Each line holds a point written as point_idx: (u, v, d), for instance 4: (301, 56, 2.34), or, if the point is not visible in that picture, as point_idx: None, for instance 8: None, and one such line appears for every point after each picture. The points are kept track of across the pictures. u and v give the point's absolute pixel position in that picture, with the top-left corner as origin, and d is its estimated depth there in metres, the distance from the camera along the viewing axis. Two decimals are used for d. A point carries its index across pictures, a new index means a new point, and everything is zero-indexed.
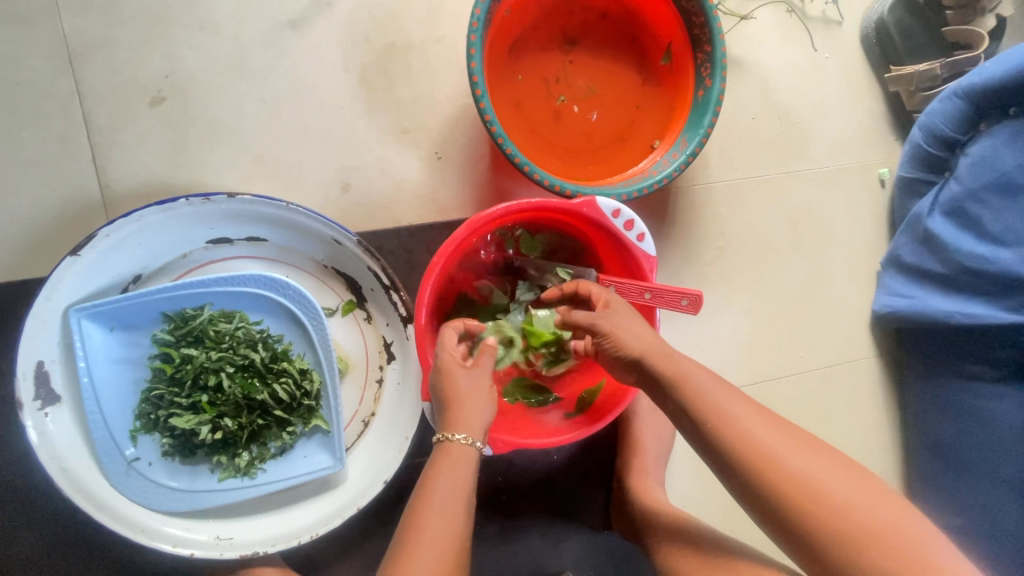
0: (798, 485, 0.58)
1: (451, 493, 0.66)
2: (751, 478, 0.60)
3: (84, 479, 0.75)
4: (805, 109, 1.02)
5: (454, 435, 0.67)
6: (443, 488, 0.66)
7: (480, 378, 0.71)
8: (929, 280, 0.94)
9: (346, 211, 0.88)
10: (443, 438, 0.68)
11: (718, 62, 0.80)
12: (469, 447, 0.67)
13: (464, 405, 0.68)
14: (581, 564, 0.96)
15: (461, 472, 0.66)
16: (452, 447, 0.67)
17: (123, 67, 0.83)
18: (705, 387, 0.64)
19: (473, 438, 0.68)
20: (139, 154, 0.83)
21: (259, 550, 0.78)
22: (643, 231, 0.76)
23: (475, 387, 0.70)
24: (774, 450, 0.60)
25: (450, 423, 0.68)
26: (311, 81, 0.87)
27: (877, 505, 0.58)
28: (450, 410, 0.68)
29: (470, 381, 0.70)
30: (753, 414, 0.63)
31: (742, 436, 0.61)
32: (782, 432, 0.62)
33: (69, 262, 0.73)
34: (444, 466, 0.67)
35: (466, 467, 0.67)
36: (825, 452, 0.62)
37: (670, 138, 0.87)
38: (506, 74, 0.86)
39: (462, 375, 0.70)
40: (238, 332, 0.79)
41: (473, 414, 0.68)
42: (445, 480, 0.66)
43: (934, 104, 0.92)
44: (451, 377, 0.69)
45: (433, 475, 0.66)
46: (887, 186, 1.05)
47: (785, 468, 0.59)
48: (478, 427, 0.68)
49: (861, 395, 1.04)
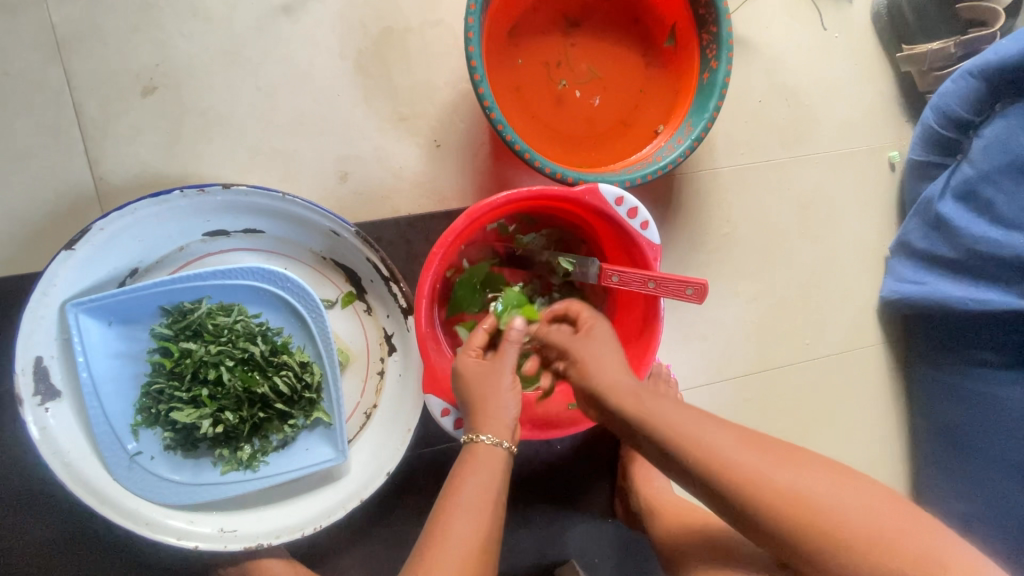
0: (793, 496, 0.58)
1: (478, 493, 0.64)
2: (742, 500, 0.59)
3: (87, 474, 0.74)
4: (814, 91, 0.99)
5: (480, 436, 0.67)
6: (470, 489, 0.64)
7: (502, 375, 0.70)
8: (939, 267, 0.92)
9: (345, 201, 0.86)
10: (470, 439, 0.68)
11: (724, 43, 0.78)
12: (495, 448, 0.67)
13: (483, 406, 0.68)
14: (584, 553, 0.96)
15: (487, 473, 0.66)
16: (478, 448, 0.67)
17: (113, 55, 0.81)
18: (664, 416, 0.64)
19: (498, 438, 0.67)
20: (133, 145, 0.82)
21: (264, 542, 0.78)
22: (647, 218, 0.74)
23: (498, 385, 0.70)
24: (755, 465, 0.59)
25: (475, 425, 0.68)
26: (305, 69, 0.85)
27: (866, 508, 0.57)
28: (474, 411, 0.68)
29: (494, 381, 0.70)
30: (724, 434, 0.62)
31: (723, 466, 0.60)
32: (759, 447, 0.61)
33: (65, 255, 0.72)
34: (471, 466, 0.66)
35: (493, 467, 0.66)
36: (807, 460, 0.61)
37: (674, 123, 0.85)
38: (506, 59, 0.84)
39: (483, 375, 0.70)
40: (237, 325, 0.78)
41: (498, 414, 0.68)
42: (473, 481, 0.65)
43: (947, 83, 0.89)
44: (473, 377, 0.70)
45: (459, 478, 0.65)
46: (898, 169, 1.03)
47: (776, 486, 0.58)
48: (504, 428, 0.68)
49: (869, 383, 1.03)
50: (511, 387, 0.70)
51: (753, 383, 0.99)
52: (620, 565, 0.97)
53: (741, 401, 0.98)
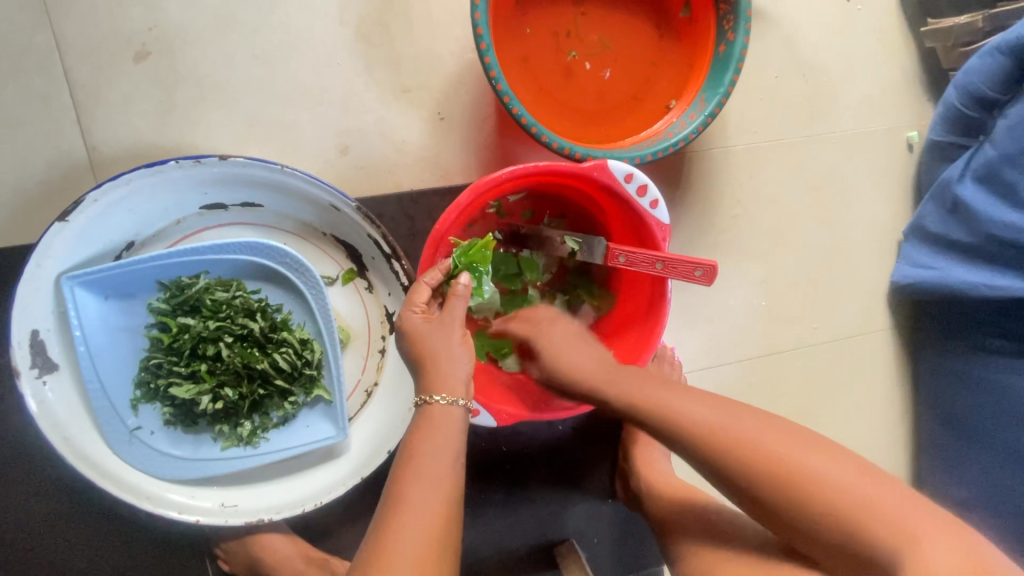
0: (801, 486, 0.57)
1: (438, 461, 0.62)
2: (757, 486, 0.59)
3: (86, 447, 0.74)
4: (832, 67, 0.95)
5: (433, 397, 0.65)
6: (428, 456, 0.62)
7: (453, 331, 0.67)
8: (952, 251, 0.91)
9: (345, 175, 0.84)
10: (423, 401, 0.66)
11: (742, 14, 0.76)
12: (450, 407, 0.65)
13: (437, 364, 0.66)
14: (583, 532, 0.97)
15: (444, 438, 0.63)
16: (432, 409, 0.65)
17: (104, 19, 0.77)
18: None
19: (455, 397, 0.65)
20: (126, 114, 0.79)
21: (264, 517, 0.78)
22: (656, 197, 0.72)
23: (449, 342, 0.66)
24: (749, 434, 0.60)
25: (428, 386, 0.66)
26: (304, 36, 0.81)
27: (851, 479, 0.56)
28: (427, 371, 0.66)
29: (442, 337, 0.66)
30: (735, 416, 0.61)
31: (735, 439, 0.60)
32: (771, 432, 0.61)
33: (58, 227, 0.70)
34: (425, 430, 0.64)
35: (448, 426, 0.64)
36: (801, 434, 0.60)
37: (687, 99, 0.82)
38: (513, 28, 0.80)
39: (433, 330, 0.67)
40: (236, 301, 0.76)
41: (451, 372, 0.65)
42: (428, 446, 0.63)
43: (973, 59, 0.86)
44: (420, 334, 0.67)
45: (417, 444, 0.63)
46: (915, 150, 1.00)
47: (790, 474, 0.57)
48: (459, 386, 0.66)
49: (875, 367, 1.02)
50: (463, 341, 0.67)
51: (758, 366, 0.98)
52: (619, 544, 0.98)
53: (745, 383, 0.97)
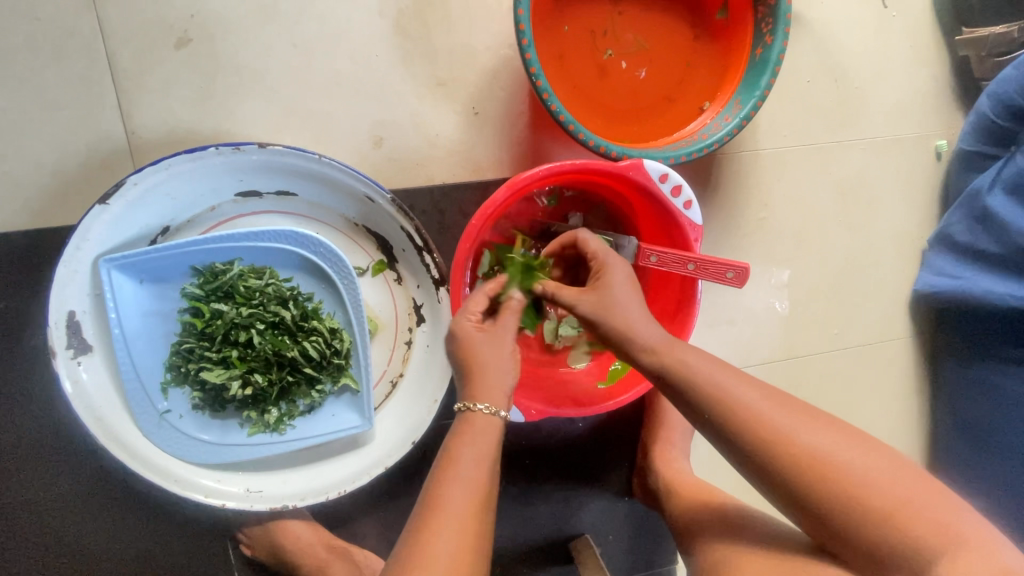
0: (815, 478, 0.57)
1: (472, 463, 0.61)
2: (775, 476, 0.58)
3: (118, 429, 0.75)
4: (864, 74, 0.95)
5: (477, 405, 0.65)
6: (466, 459, 0.62)
7: (503, 344, 0.68)
8: (980, 261, 0.91)
9: (378, 166, 0.84)
10: (465, 407, 0.66)
11: (782, 16, 0.76)
12: (492, 416, 0.65)
13: (486, 372, 0.66)
14: (598, 529, 0.97)
15: (482, 444, 0.63)
16: (475, 417, 0.65)
17: (146, 4, 0.78)
18: (727, 390, 0.60)
19: (496, 408, 0.65)
20: (165, 99, 0.80)
21: (289, 504, 0.79)
22: (690, 198, 0.73)
23: (501, 352, 0.67)
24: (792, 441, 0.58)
25: (471, 394, 0.66)
26: (343, 27, 0.82)
27: (900, 486, 0.55)
28: (472, 379, 0.66)
29: (494, 348, 0.67)
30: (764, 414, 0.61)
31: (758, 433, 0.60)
32: (795, 411, 0.60)
33: (98, 210, 0.71)
34: (467, 436, 0.63)
35: (490, 436, 0.64)
36: (846, 432, 0.59)
37: (721, 101, 0.82)
38: (552, 24, 0.80)
39: (483, 341, 0.67)
40: (268, 289, 0.77)
41: (496, 380, 0.66)
42: (468, 452, 0.62)
43: (1007, 69, 0.86)
44: (473, 344, 0.67)
45: (455, 448, 0.63)
46: (944, 159, 0.99)
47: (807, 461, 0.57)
48: (501, 396, 0.66)
49: (894, 374, 1.02)
50: (511, 355, 0.68)
51: (777, 370, 0.98)
52: (634, 542, 0.98)
53: None
